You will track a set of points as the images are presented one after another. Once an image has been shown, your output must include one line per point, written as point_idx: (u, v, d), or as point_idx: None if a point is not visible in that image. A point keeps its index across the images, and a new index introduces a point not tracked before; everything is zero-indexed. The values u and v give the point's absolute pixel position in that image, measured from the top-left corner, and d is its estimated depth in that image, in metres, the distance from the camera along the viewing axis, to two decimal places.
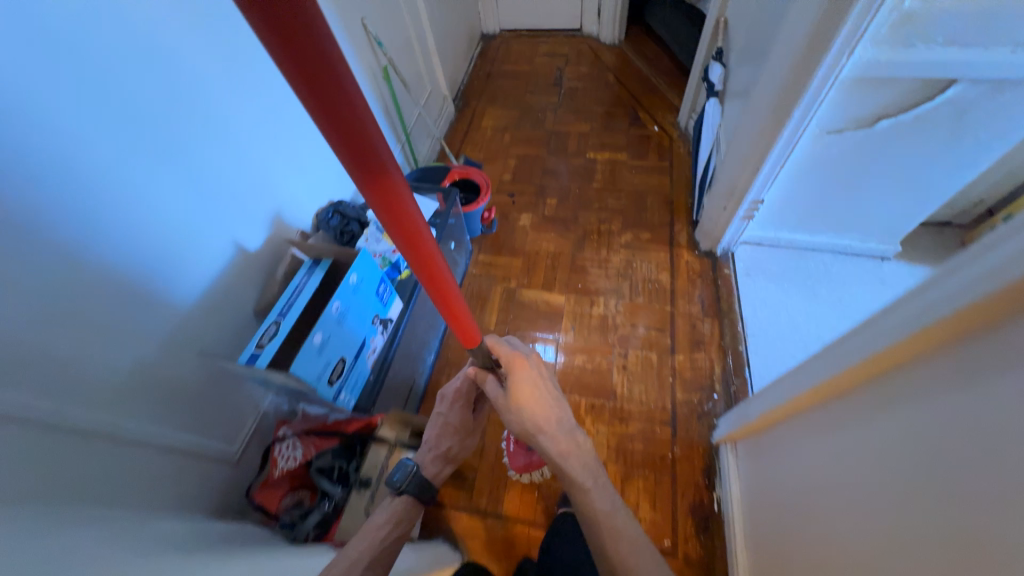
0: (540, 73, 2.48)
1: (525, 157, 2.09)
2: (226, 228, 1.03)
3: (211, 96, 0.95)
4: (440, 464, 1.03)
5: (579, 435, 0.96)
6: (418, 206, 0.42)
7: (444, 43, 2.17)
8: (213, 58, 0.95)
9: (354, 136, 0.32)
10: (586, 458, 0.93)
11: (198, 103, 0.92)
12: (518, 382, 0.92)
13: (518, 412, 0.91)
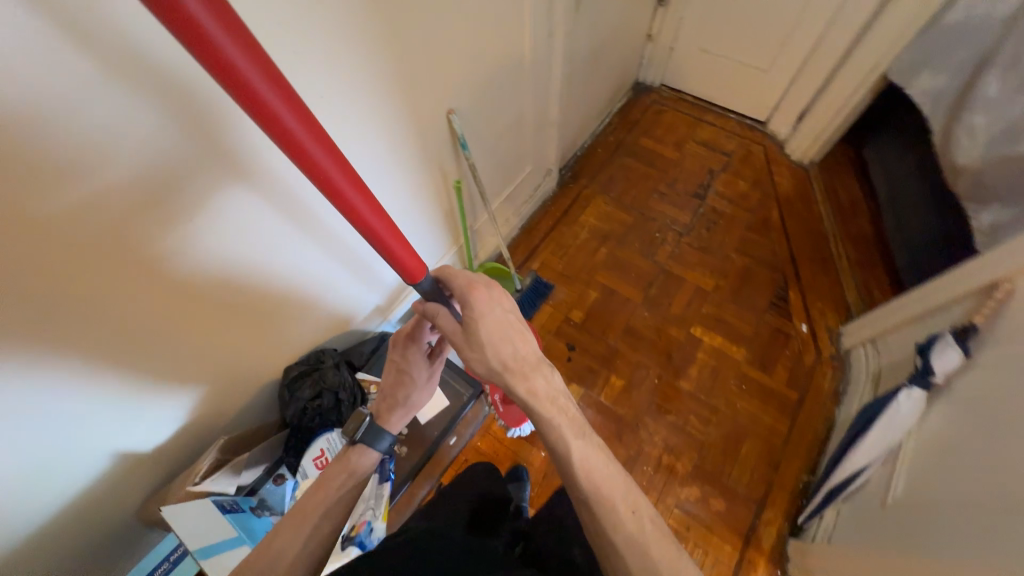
0: (685, 170, 1.86)
1: (612, 293, 1.58)
2: (109, 439, 0.73)
3: (118, 299, 0.62)
4: (396, 413, 0.89)
5: (557, 373, 0.69)
6: (298, 123, 0.42)
7: (577, 103, 1.63)
8: (142, 238, 0.60)
9: (200, 42, 0.33)
10: (559, 394, 0.68)
11: (85, 318, 0.59)
12: (473, 323, 0.66)
13: (474, 350, 0.67)
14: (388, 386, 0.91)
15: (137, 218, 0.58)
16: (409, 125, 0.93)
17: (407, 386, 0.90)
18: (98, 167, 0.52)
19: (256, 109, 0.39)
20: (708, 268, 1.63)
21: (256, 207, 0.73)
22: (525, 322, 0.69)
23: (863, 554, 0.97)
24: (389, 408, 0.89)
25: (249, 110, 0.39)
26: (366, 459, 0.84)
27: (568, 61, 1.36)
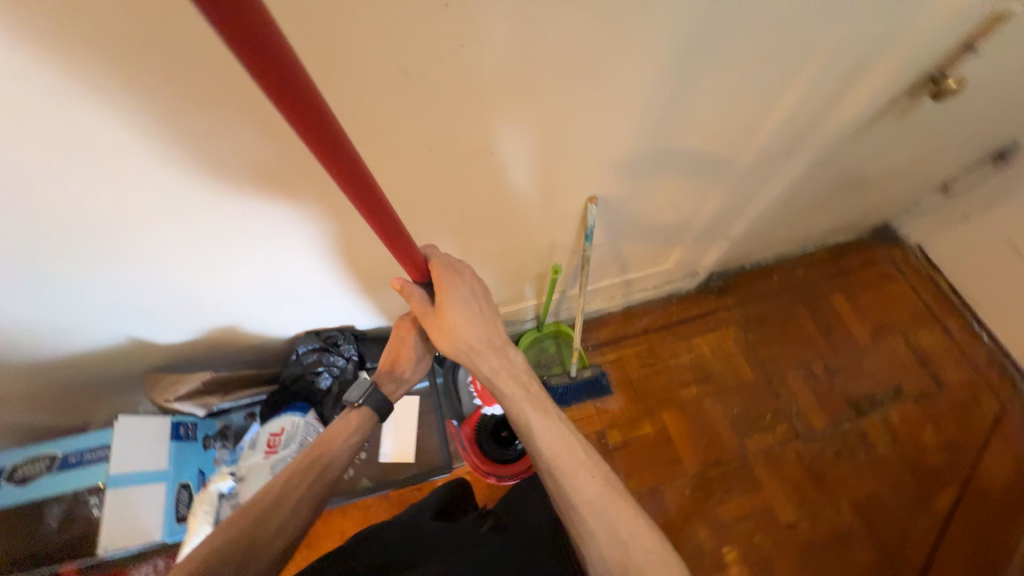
0: (863, 367, 1.39)
1: (669, 443, 1.30)
2: (125, 323, 0.78)
3: (152, 219, 0.61)
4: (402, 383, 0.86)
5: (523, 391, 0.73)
6: (359, 161, 0.40)
7: (783, 225, 1.26)
8: (187, 179, 0.57)
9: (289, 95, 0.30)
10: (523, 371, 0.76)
11: (115, 222, 0.60)
12: (452, 315, 0.69)
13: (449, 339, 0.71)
14: (389, 359, 0.83)
15: (188, 162, 0.54)
16: (539, 189, 0.77)
17: (410, 364, 0.83)
18: (170, 116, 0.49)
19: (324, 153, 0.37)
20: (800, 497, 1.23)
21: (328, 204, 0.67)
22: (492, 306, 0.74)
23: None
24: (393, 386, 0.84)
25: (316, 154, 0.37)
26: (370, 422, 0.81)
27: (800, 186, 1.02)
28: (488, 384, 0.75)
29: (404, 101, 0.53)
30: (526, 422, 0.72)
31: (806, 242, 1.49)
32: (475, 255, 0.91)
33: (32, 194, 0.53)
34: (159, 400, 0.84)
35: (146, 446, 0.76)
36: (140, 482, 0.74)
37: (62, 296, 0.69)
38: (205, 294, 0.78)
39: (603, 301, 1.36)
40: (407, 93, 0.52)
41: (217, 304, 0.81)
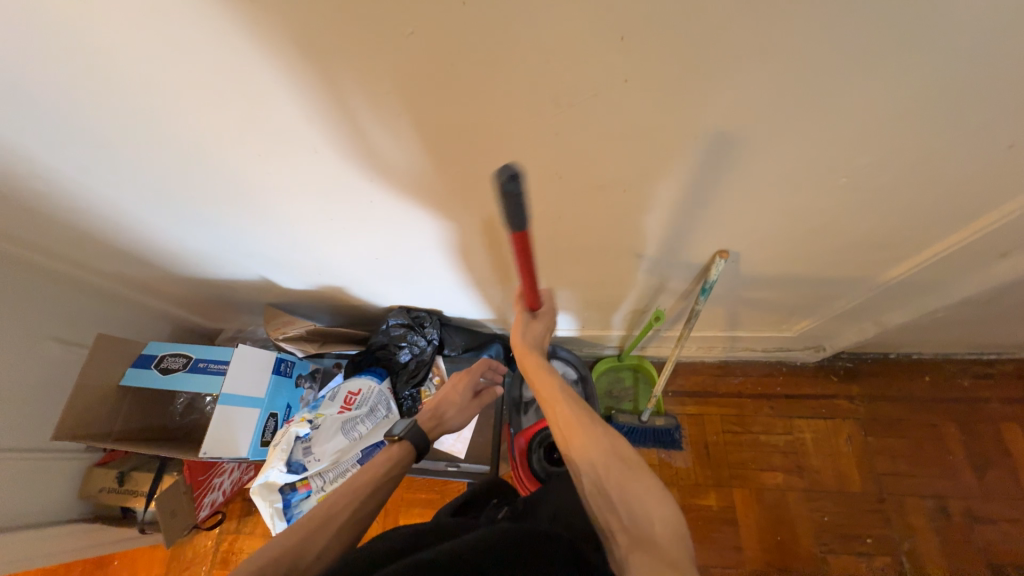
0: (1022, 526, 1.08)
1: (731, 524, 1.15)
2: (258, 265, 0.90)
3: (293, 191, 0.67)
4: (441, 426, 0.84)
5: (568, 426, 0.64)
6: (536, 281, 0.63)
7: (962, 326, 1.00)
8: (328, 167, 0.61)
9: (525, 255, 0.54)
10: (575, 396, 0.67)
11: (264, 187, 0.67)
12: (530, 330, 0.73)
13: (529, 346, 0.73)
14: (437, 403, 0.85)
15: (335, 154, 0.58)
16: (663, 230, 0.70)
17: (456, 411, 0.87)
18: (331, 118, 0.52)
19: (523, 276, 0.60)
20: None
21: (449, 201, 0.67)
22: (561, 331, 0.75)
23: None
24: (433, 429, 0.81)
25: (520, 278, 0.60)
26: (410, 459, 0.75)
27: (1007, 291, 0.80)
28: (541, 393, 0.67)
29: (549, 126, 0.50)
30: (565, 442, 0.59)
31: (987, 349, 1.18)
32: (575, 277, 0.87)
33: (238, 159, 0.62)
34: (275, 334, 0.97)
35: (255, 373, 0.88)
36: (241, 403, 0.85)
37: (230, 235, 0.81)
38: (327, 256, 0.86)
39: (698, 349, 1.23)
40: (553, 120, 0.50)
41: (336, 267, 0.90)
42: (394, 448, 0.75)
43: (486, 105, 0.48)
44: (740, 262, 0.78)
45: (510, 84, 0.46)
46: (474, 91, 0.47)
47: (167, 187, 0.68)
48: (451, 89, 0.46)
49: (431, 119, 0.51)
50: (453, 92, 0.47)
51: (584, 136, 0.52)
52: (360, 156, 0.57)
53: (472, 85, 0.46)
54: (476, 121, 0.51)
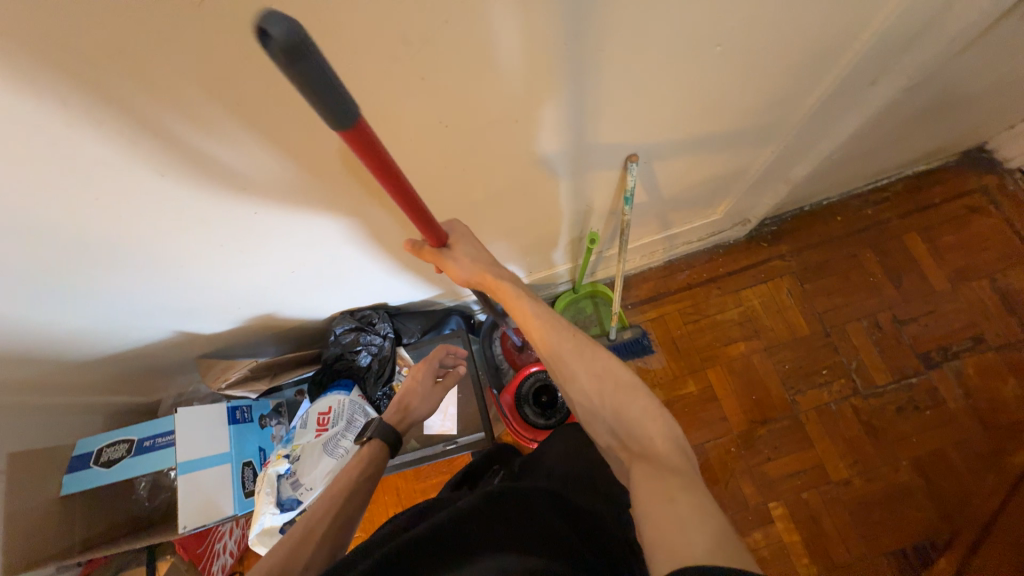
0: (936, 314, 1.26)
1: (714, 399, 1.26)
2: (167, 320, 0.80)
3: (164, 226, 0.59)
4: (406, 418, 0.84)
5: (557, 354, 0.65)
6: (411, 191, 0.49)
7: (855, 162, 1.09)
8: (192, 184, 0.54)
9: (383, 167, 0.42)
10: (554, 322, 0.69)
11: (130, 232, 0.58)
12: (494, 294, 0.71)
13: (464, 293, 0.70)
14: (401, 397, 0.84)
15: (192, 166, 0.51)
16: (570, 151, 0.69)
17: (420, 401, 0.86)
18: (163, 118, 0.45)
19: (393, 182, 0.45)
20: (855, 453, 1.19)
21: (345, 189, 0.62)
22: None
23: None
24: (398, 423, 0.82)
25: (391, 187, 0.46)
26: (382, 455, 0.76)
27: (883, 118, 0.87)
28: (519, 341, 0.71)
29: (412, 70, 0.46)
30: None
31: (878, 176, 1.31)
32: (505, 226, 0.86)
33: (82, 211, 0.53)
34: (215, 387, 0.89)
35: (209, 431, 0.82)
36: (205, 465, 0.80)
37: (114, 299, 0.71)
38: (240, 286, 0.78)
39: (642, 258, 1.28)
40: (415, 62, 0.46)
41: (255, 294, 0.82)
42: (364, 447, 0.75)
43: (335, 62, 0.43)
44: (652, 162, 0.79)
45: (350, 29, 0.41)
46: (315, 48, 0.42)
47: (9, 268, 0.58)
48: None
49: (282, 93, 0.45)
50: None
51: (453, 71, 0.48)
52: (223, 159, 0.51)
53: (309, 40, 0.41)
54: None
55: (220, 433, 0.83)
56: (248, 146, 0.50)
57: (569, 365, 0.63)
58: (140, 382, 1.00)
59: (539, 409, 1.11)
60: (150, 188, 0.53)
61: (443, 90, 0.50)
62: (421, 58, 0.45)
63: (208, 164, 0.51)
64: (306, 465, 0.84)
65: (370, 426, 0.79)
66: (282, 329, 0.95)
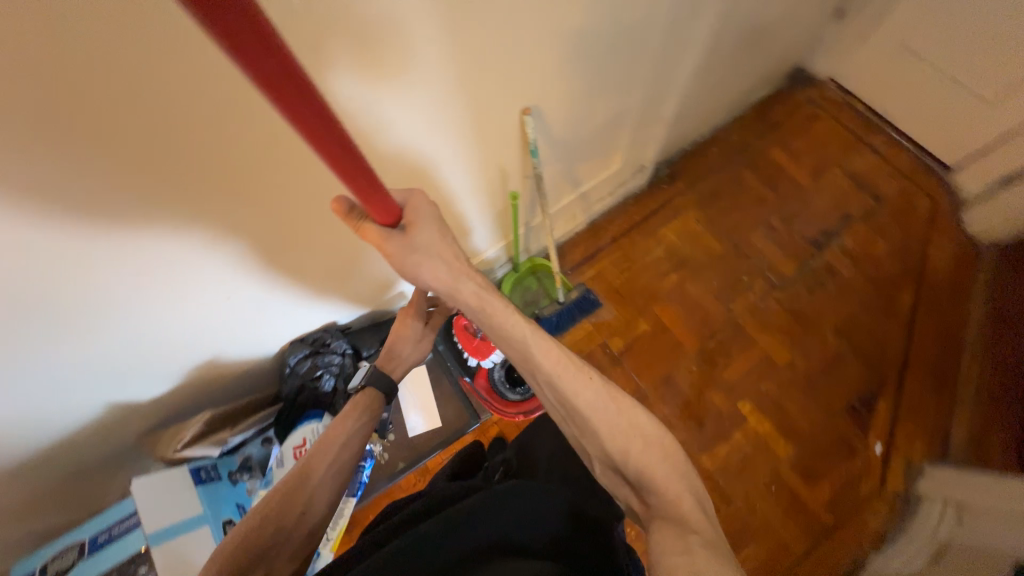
0: (811, 207, 1.48)
1: (664, 329, 1.37)
2: (95, 390, 0.74)
3: (73, 258, 0.56)
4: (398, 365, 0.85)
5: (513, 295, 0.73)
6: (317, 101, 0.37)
7: (706, 95, 1.30)
8: (99, 200, 0.52)
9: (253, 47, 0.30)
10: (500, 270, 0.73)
11: (36, 273, 0.54)
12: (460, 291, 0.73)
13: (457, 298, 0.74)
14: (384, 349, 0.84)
15: (98, 175, 0.51)
16: (466, 115, 0.75)
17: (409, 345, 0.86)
18: (51, 127, 0.44)
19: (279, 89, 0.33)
20: (790, 337, 1.35)
21: (259, 191, 0.64)
22: None
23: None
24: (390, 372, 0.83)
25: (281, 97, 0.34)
26: (377, 403, 0.79)
27: (711, 43, 1.04)
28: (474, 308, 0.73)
29: (303, 41, 0.51)
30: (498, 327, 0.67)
31: (732, 106, 1.53)
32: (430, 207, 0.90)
33: None
34: (168, 453, 0.80)
35: (178, 496, 0.76)
36: (183, 531, 0.74)
37: (26, 379, 0.64)
38: (171, 333, 0.75)
39: (566, 224, 1.37)
40: (305, 32, 0.50)
41: (190, 339, 0.78)
42: (362, 397, 0.78)
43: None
44: (541, 114, 0.88)
45: None
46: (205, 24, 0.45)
47: None
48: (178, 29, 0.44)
49: (180, 77, 0.47)
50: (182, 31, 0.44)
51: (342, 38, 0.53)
52: (130, 161, 0.51)
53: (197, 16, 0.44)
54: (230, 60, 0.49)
55: (188, 496, 0.77)
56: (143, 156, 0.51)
57: (589, 416, 0.65)
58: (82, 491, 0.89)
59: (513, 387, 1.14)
60: (58, 225, 0.52)
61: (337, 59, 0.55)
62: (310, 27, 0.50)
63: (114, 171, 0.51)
64: None
65: (369, 375, 0.82)
66: (230, 374, 0.91)
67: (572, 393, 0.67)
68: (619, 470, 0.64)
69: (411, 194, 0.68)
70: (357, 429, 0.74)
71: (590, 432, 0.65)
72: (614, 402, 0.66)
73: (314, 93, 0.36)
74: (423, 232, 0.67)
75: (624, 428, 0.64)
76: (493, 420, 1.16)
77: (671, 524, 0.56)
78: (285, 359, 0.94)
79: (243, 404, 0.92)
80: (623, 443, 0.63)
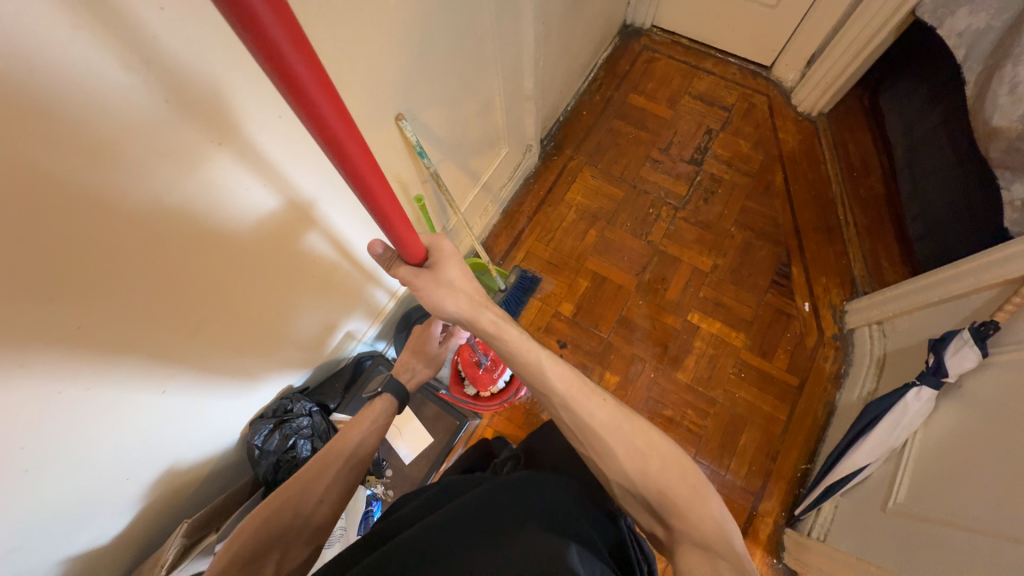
0: (680, 133, 1.66)
1: (603, 278, 1.46)
2: (45, 551, 0.65)
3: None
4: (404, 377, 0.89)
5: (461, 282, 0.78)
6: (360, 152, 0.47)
7: (557, 66, 1.42)
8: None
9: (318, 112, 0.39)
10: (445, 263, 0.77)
11: None
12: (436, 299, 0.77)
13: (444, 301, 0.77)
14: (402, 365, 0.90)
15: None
16: None
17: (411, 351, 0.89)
18: None
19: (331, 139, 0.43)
20: (707, 245, 1.50)
21: (162, 272, 0.61)
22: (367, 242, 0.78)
23: (876, 557, 0.92)
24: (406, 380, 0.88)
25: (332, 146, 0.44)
26: (392, 409, 0.81)
27: (543, 17, 1.15)
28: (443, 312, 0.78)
29: (152, 96, 0.50)
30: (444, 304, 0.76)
31: (584, 69, 1.69)
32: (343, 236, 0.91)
33: None
34: None
35: None
36: None
37: None
38: (114, 456, 0.68)
39: (482, 219, 1.43)
40: (150, 87, 0.49)
41: (137, 455, 0.72)
42: (378, 401, 0.80)
43: (76, 116, 0.45)
44: (417, 118, 0.92)
45: (65, 105, 0.43)
46: (44, 107, 0.42)
47: None
48: (18, 122, 0.41)
49: (41, 174, 0.44)
50: (30, 125, 0.42)
51: (192, 84, 0.53)
52: (11, 284, 0.47)
53: (32, 102, 0.41)
54: (88, 142, 0.47)
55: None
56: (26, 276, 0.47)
57: (604, 437, 0.68)
58: None
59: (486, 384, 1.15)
60: None
61: (194, 108, 0.55)
62: (157, 81, 0.50)
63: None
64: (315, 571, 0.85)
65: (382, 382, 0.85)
66: (195, 477, 0.85)
67: (586, 415, 0.70)
68: (640, 495, 0.65)
69: (435, 240, 0.79)
70: (369, 432, 0.75)
71: (609, 458, 0.67)
72: (627, 423, 0.69)
73: (352, 160, 0.47)
74: (448, 268, 0.77)
75: (639, 447, 0.67)
76: (485, 424, 1.22)
77: (698, 551, 0.60)
78: (252, 441, 0.90)
79: (223, 503, 0.88)
80: (639, 461, 0.65)
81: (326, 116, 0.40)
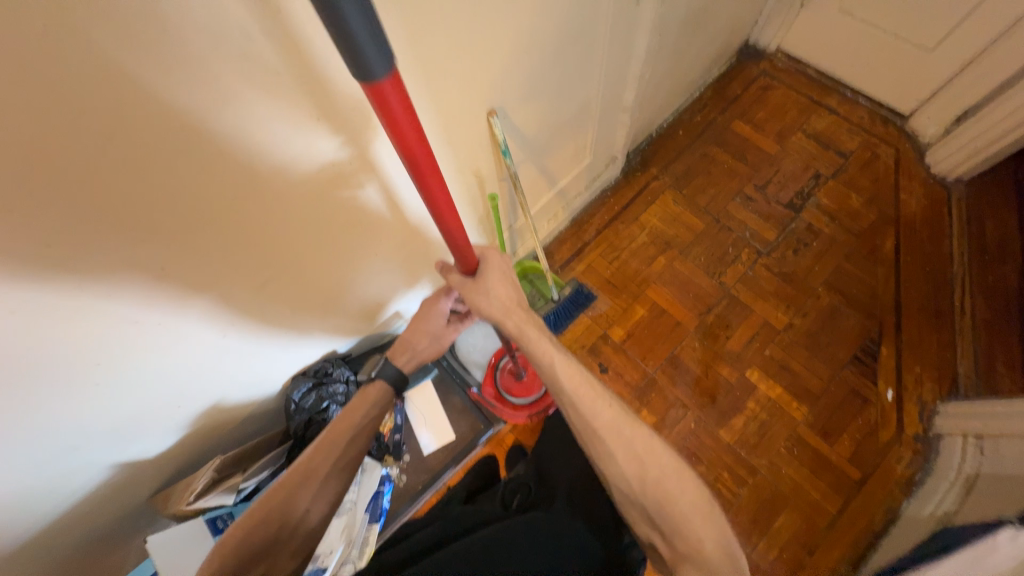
0: (782, 171, 1.52)
1: (662, 310, 1.37)
2: (103, 449, 0.72)
3: (55, 313, 0.54)
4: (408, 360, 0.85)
5: (497, 286, 0.76)
6: (421, 146, 0.50)
7: (663, 81, 1.34)
8: (75, 251, 0.51)
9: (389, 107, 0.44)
10: (492, 269, 0.77)
11: (34, 333, 0.54)
12: (474, 301, 0.75)
13: (483, 297, 0.74)
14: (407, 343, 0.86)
15: (89, 231, 0.50)
16: (439, 123, 0.77)
17: (422, 337, 0.86)
18: (36, 187, 0.44)
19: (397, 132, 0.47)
20: (785, 300, 1.36)
21: (246, 224, 0.64)
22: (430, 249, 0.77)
23: None
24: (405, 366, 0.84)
25: (397, 137, 0.48)
26: (387, 397, 0.80)
27: (661, 26, 1.08)
28: (481, 317, 0.75)
29: (269, 59, 0.52)
30: (477, 307, 0.74)
31: (691, 87, 1.58)
32: (414, 221, 0.91)
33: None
34: (182, 506, 0.78)
35: (177, 544, 0.81)
36: None
37: (37, 444, 0.63)
38: (174, 379, 0.74)
39: (549, 224, 1.39)
40: (264, 54, 0.51)
41: (193, 383, 0.78)
42: (373, 388, 0.80)
43: (198, 69, 0.47)
44: (510, 114, 0.90)
45: (193, 57, 0.46)
46: (161, 50, 0.44)
47: None
48: (132, 56, 0.43)
49: (151, 113, 0.47)
50: (153, 70, 0.45)
51: (300, 55, 0.54)
52: (108, 206, 0.50)
53: (160, 47, 0.44)
54: (193, 89, 0.48)
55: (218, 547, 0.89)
56: (125, 204, 0.51)
57: (605, 440, 0.63)
58: (99, 556, 0.86)
59: (516, 395, 1.13)
60: (53, 282, 0.52)
61: (302, 77, 0.56)
62: (271, 47, 0.51)
63: (86, 217, 0.50)
64: (325, 539, 0.85)
65: (379, 366, 0.83)
66: (236, 414, 0.91)
67: (591, 415, 0.65)
68: (637, 504, 0.61)
69: (487, 250, 0.78)
70: (362, 425, 0.76)
71: (608, 462, 0.62)
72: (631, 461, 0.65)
73: (415, 151, 0.50)
74: (492, 281, 0.76)
75: (638, 452, 0.63)
76: (506, 430, 1.18)
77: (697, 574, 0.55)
78: (292, 394, 0.95)
79: (253, 447, 0.92)
80: (638, 468, 0.61)
81: (397, 111, 0.44)
